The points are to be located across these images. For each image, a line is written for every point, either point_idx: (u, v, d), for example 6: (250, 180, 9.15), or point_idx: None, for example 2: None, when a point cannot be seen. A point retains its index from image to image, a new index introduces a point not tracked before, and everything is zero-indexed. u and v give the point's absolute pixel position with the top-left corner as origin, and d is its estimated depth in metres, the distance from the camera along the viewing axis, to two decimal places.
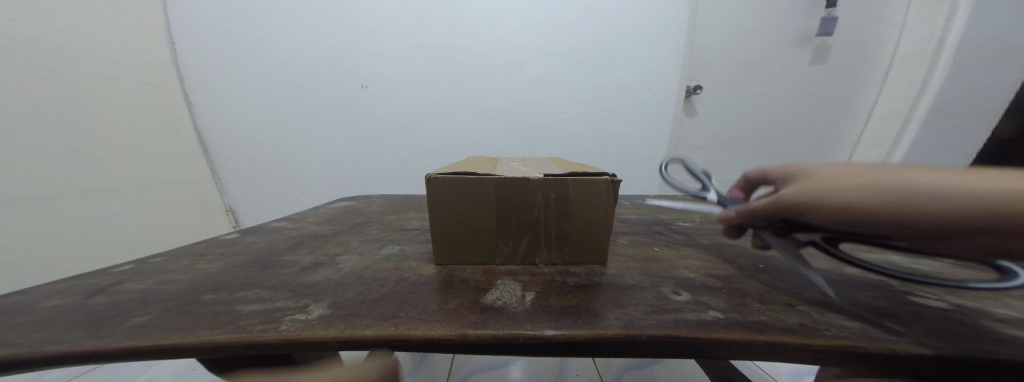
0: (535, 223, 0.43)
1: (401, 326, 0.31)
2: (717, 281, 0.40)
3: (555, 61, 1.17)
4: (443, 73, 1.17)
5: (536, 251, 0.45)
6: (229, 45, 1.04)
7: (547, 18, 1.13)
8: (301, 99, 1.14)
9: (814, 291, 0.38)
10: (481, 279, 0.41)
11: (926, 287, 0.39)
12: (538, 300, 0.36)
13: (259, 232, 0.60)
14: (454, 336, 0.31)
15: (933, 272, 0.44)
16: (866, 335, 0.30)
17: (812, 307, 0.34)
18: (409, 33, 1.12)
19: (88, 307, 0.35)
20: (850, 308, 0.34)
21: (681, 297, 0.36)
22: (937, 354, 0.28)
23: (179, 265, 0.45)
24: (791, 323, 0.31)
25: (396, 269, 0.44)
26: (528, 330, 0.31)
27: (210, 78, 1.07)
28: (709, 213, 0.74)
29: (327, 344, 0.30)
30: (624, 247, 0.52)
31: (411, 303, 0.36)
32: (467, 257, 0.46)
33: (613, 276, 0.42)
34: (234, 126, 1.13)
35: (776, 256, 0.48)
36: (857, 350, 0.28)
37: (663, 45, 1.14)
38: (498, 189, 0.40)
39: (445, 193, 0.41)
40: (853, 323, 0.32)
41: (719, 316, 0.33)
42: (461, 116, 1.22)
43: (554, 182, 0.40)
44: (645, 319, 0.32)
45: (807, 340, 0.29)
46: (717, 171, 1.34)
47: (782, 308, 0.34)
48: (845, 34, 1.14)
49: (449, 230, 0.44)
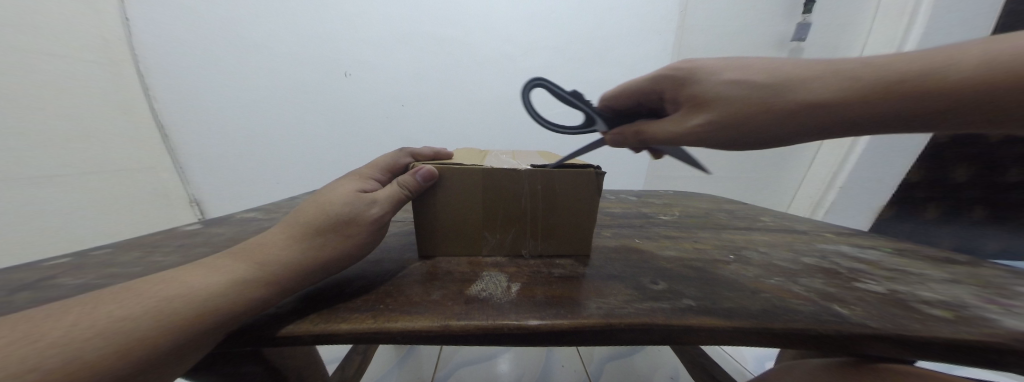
0: (521, 214, 0.43)
1: (382, 318, 0.31)
2: (692, 271, 0.42)
3: (547, 56, 1.18)
4: (431, 62, 1.14)
5: (522, 243, 0.45)
6: (196, 23, 0.97)
7: (539, 11, 1.12)
8: (278, 85, 1.09)
9: (777, 280, 0.40)
10: (466, 271, 0.41)
11: (872, 275, 0.43)
12: (523, 291, 0.37)
13: (225, 223, 0.56)
14: (436, 327, 0.30)
15: (878, 261, 0.48)
16: (819, 319, 0.32)
17: (774, 294, 0.37)
18: (397, 21, 1.08)
19: (21, 303, 0.32)
20: (808, 295, 0.37)
21: (658, 287, 0.38)
22: (881, 334, 0.30)
23: (133, 258, 0.42)
24: (755, 309, 0.33)
25: (375, 260, 0.43)
26: (512, 320, 0.31)
27: (168, 58, 0.99)
28: (687, 208, 0.77)
29: (299, 338, 0.29)
30: (606, 239, 0.54)
31: (393, 294, 0.35)
32: (452, 248, 0.45)
33: (596, 268, 0.43)
34: (201, 112, 1.06)
35: (745, 249, 0.50)
36: (814, 332, 0.30)
37: (651, 44, 1.18)
38: (483, 180, 0.40)
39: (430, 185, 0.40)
40: (809, 308, 0.34)
41: (692, 304, 0.34)
42: (448, 107, 1.20)
43: (541, 173, 0.40)
44: (624, 307, 0.33)
45: (769, 325, 0.31)
46: (696, 169, 1.40)
47: (748, 295, 0.36)
48: (819, 41, 1.21)
49: (432, 221, 0.43)
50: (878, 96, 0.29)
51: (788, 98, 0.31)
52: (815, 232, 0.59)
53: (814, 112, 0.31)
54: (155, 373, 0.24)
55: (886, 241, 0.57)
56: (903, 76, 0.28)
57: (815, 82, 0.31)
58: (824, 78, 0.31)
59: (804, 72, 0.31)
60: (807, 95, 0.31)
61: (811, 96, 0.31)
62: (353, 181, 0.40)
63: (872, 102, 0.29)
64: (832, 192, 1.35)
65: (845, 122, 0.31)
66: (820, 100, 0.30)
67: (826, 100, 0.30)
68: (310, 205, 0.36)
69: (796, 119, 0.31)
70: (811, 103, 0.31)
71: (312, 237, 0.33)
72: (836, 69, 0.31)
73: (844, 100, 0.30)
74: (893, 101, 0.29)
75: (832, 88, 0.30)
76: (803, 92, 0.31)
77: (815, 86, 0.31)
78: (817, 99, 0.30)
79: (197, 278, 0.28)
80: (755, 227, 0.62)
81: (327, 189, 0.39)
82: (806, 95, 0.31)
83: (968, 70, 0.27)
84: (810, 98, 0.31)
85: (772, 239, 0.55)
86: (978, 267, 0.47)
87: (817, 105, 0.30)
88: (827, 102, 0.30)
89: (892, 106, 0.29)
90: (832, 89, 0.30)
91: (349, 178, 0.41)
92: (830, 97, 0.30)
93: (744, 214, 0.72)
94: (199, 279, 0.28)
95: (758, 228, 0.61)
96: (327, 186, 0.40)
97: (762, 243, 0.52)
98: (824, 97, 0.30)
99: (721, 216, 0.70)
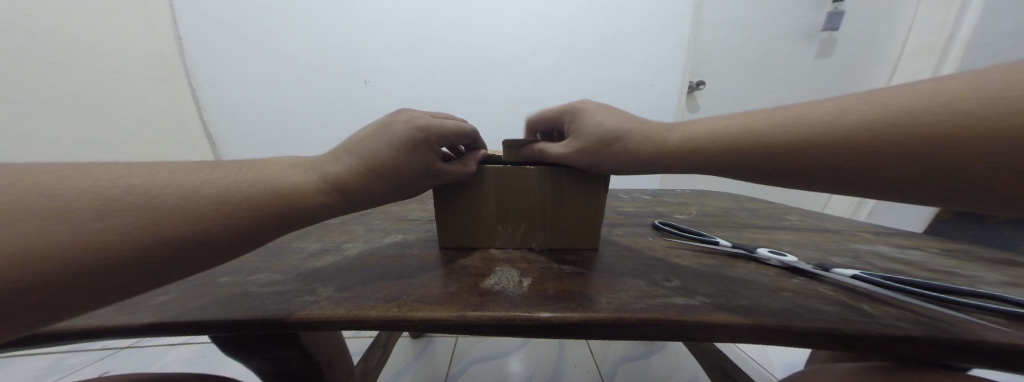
0: (531, 208, 0.46)
1: (404, 308, 0.33)
2: (708, 270, 0.41)
3: (557, 56, 1.18)
4: (444, 68, 1.18)
5: (532, 236, 0.47)
6: (233, 37, 1.08)
7: (549, 13, 1.13)
8: (308, 94, 1.18)
9: (800, 279, 0.38)
10: (480, 266, 0.43)
11: (909, 275, 0.40)
12: (534, 285, 0.38)
13: None
14: (453, 318, 0.32)
15: (918, 262, 0.45)
16: (844, 318, 0.30)
17: (796, 293, 0.35)
18: (413, 28, 1.13)
19: None
20: (834, 294, 0.34)
21: (671, 284, 0.38)
22: (915, 337, 0.27)
23: None
24: (775, 308, 0.32)
25: (400, 255, 0.46)
26: (524, 312, 0.32)
27: (217, 74, 1.12)
28: (706, 207, 0.75)
29: (333, 323, 0.32)
30: (620, 237, 0.54)
31: (414, 287, 0.37)
32: (470, 240, 0.48)
33: (607, 263, 0.44)
34: (240, 120, 1.19)
35: (767, 247, 0.48)
36: (836, 332, 0.28)
37: (666, 39, 1.15)
38: (495, 176, 0.44)
39: (454, 186, 0.44)
40: (833, 307, 0.32)
41: (705, 301, 0.34)
42: (464, 111, 1.23)
43: (548, 169, 0.43)
44: (635, 303, 0.34)
45: (788, 322, 0.29)
46: None
47: (767, 294, 0.35)
48: (850, 30, 1.19)
49: (451, 218, 0.46)
50: (780, 152, 0.32)
51: (703, 142, 0.37)
52: (846, 232, 0.56)
53: (731, 146, 0.35)
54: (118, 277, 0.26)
55: (928, 242, 0.53)
56: (798, 135, 0.32)
57: (722, 137, 0.36)
58: (728, 133, 0.36)
59: (715, 127, 0.37)
60: (719, 143, 0.36)
61: (725, 145, 0.35)
62: (421, 130, 0.37)
63: (781, 157, 0.33)
64: None
65: (766, 167, 0.34)
66: (729, 147, 0.35)
67: (735, 148, 0.35)
68: (366, 158, 0.37)
69: (731, 162, 0.36)
70: (725, 148, 0.35)
71: (324, 192, 0.36)
72: (750, 125, 0.35)
73: (751, 147, 0.34)
74: (795, 150, 0.32)
75: (738, 141, 0.35)
76: (714, 143, 0.36)
77: (719, 137, 0.36)
78: (729, 147, 0.35)
79: (156, 179, 0.28)
80: (778, 225, 0.60)
81: (385, 128, 0.38)
82: (719, 144, 0.36)
83: (803, 131, 0.32)
84: (722, 144, 0.36)
85: (797, 238, 0.53)
86: None
87: (726, 154, 0.35)
88: (737, 147, 0.35)
89: (801, 155, 0.32)
90: (739, 140, 0.35)
91: (413, 119, 0.38)
92: (737, 146, 0.35)
93: (767, 212, 0.70)
94: (164, 182, 0.28)
95: (781, 227, 0.59)
96: (386, 117, 0.39)
97: (786, 242, 0.51)
98: (733, 143, 0.35)
99: (743, 215, 0.67)
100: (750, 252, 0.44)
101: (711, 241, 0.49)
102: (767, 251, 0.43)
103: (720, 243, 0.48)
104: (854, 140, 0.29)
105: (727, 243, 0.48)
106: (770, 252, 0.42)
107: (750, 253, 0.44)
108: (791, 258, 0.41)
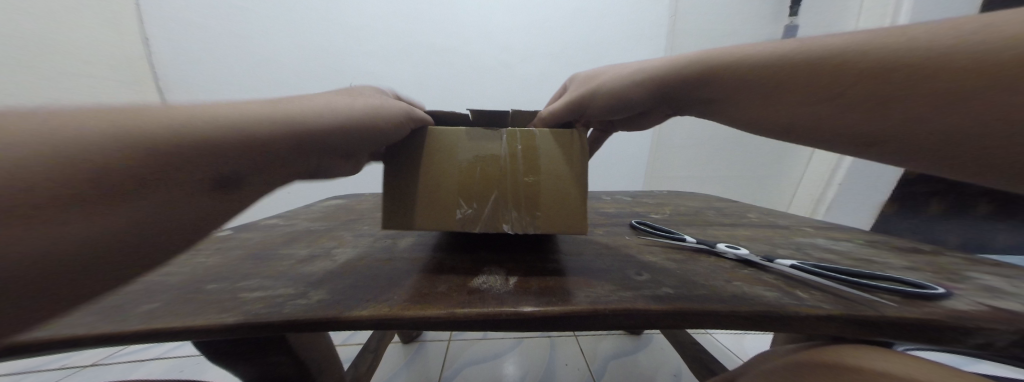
0: (501, 176, 0.45)
1: (396, 307, 0.35)
2: (674, 264, 0.46)
3: (543, 62, 1.22)
4: (431, 73, 1.20)
5: (504, 215, 0.44)
6: None
7: (534, 21, 1.17)
8: None
9: (750, 270, 0.43)
10: (468, 267, 0.46)
11: (842, 263, 0.46)
12: (519, 283, 0.41)
13: (254, 229, 0.63)
14: (442, 315, 0.34)
15: (850, 252, 0.51)
16: (780, 302, 0.34)
17: (746, 282, 0.40)
18: (399, 32, 1.15)
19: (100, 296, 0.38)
20: (776, 282, 0.39)
21: (641, 277, 0.42)
22: (834, 315, 0.32)
23: (182, 259, 0.49)
24: (725, 296, 0.36)
25: (389, 259, 0.48)
26: (508, 307, 0.35)
27: None
28: (679, 207, 0.81)
29: (327, 324, 0.34)
30: (599, 237, 0.58)
31: (404, 288, 0.40)
32: (432, 222, 0.44)
33: (587, 261, 0.47)
34: None
35: (728, 242, 0.54)
36: (773, 314, 0.33)
37: (644, 48, 1.22)
38: (465, 138, 0.45)
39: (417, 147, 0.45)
40: (773, 293, 0.37)
41: (669, 292, 0.38)
42: (452, 115, 1.25)
43: (518, 132, 0.45)
44: (609, 295, 0.37)
45: (735, 307, 0.34)
46: (692, 169, 1.46)
47: (722, 284, 0.39)
48: None
49: (410, 189, 0.45)
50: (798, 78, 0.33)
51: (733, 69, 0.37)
52: (800, 227, 0.62)
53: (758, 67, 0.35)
54: (40, 270, 0.19)
55: (860, 234, 0.60)
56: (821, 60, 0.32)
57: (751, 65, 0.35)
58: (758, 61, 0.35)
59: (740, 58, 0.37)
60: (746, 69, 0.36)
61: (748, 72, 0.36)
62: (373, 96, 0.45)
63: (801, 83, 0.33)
64: (832, 189, 1.40)
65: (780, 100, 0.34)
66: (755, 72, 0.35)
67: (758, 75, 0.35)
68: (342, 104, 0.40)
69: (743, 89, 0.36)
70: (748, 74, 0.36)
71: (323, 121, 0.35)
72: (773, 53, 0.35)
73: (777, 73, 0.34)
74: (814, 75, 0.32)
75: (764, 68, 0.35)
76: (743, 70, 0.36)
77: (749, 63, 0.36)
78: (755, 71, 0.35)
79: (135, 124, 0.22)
80: (740, 222, 0.66)
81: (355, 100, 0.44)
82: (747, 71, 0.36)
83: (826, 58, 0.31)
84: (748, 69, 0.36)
85: (754, 233, 0.59)
86: (941, 255, 0.50)
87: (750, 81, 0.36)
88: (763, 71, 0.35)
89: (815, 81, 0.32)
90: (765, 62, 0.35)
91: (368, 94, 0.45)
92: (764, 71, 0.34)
93: (732, 211, 0.76)
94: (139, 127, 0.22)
95: (743, 224, 0.65)
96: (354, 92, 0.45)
97: (744, 237, 0.56)
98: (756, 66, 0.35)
99: (710, 213, 0.74)
100: (712, 247, 0.49)
101: (679, 238, 0.54)
102: (726, 246, 0.48)
103: (686, 240, 0.53)
104: (843, 76, 0.30)
105: (693, 239, 0.52)
106: (728, 247, 0.47)
107: (712, 248, 0.49)
108: (745, 251, 0.46)
